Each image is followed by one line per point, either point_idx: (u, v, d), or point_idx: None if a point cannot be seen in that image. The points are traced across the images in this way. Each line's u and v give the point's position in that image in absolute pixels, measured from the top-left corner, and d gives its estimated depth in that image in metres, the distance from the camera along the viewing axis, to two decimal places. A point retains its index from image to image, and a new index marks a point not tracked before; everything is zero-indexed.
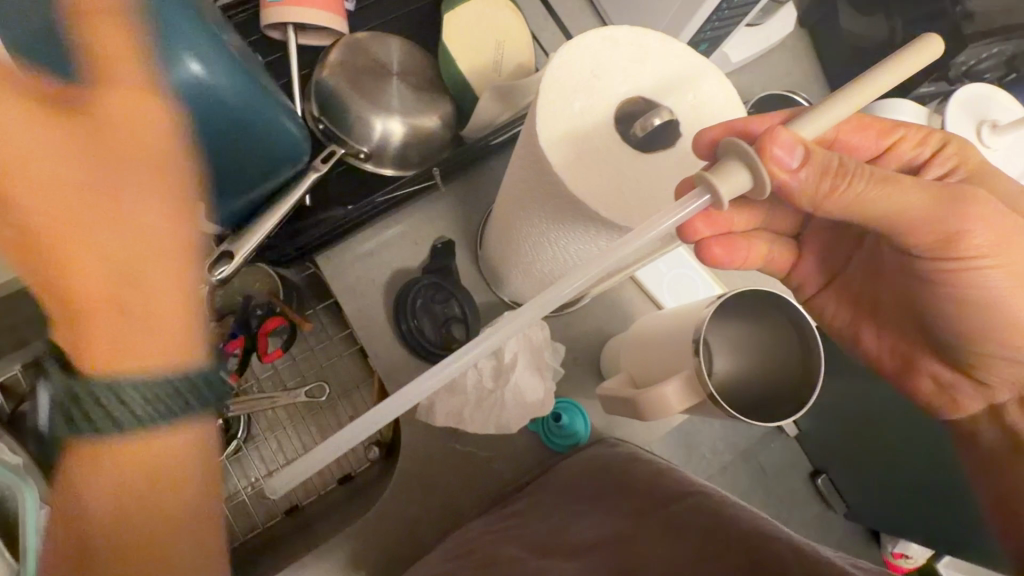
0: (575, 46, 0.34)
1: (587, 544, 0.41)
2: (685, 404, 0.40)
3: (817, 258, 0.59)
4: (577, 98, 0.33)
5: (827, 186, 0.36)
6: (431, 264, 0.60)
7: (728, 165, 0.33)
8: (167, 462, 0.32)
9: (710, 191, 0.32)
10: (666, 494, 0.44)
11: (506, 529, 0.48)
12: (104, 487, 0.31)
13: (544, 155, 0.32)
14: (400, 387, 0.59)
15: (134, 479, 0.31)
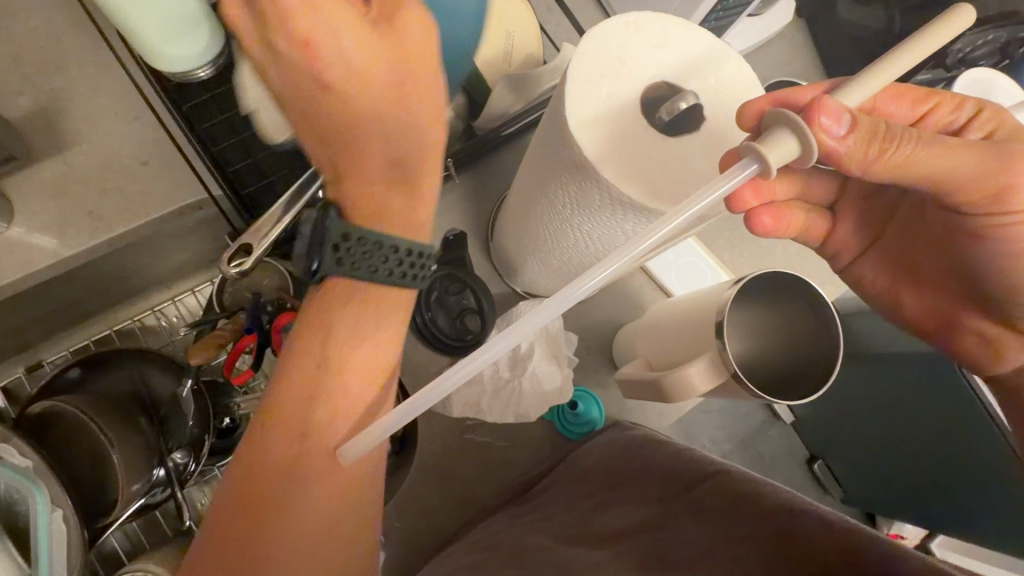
0: (599, 32, 0.34)
1: (616, 532, 0.42)
2: (711, 385, 0.40)
3: (853, 225, 0.59)
4: (604, 84, 0.34)
5: (876, 152, 0.38)
6: (444, 255, 0.59)
7: (778, 133, 0.33)
8: (365, 366, 0.40)
9: (758, 161, 0.32)
10: (688, 472, 0.45)
11: (532, 522, 0.48)
12: (321, 360, 0.39)
13: (573, 141, 0.33)
14: (415, 380, 0.59)
15: (345, 371, 0.39)
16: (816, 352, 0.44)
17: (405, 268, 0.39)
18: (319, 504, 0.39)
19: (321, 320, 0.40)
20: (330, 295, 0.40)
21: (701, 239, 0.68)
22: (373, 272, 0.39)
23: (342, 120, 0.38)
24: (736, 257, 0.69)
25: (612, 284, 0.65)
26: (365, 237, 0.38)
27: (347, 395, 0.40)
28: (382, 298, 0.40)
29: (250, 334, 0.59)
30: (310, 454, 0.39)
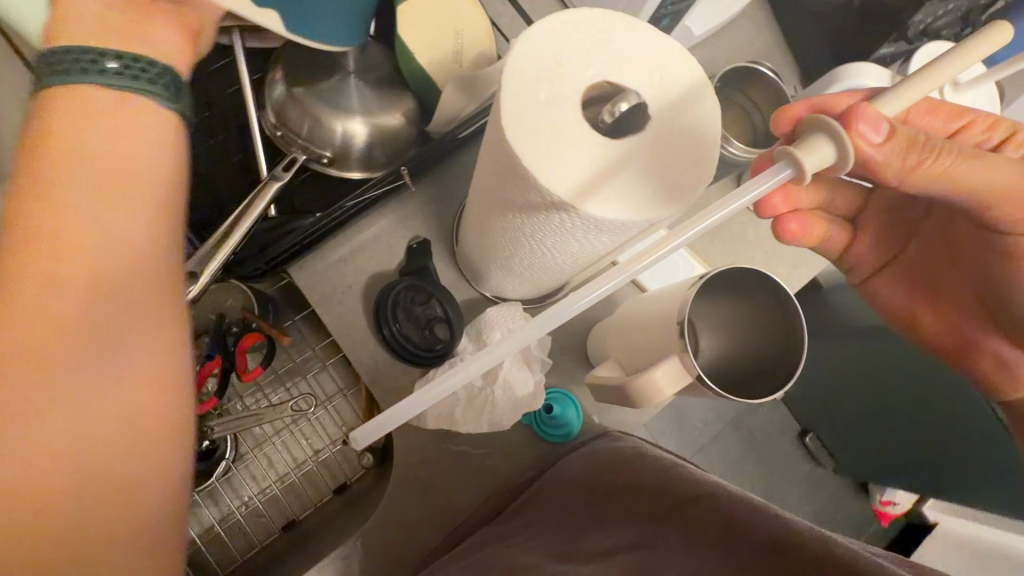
0: (534, 33, 0.33)
1: (609, 549, 0.41)
2: (675, 389, 0.39)
3: (875, 240, 0.59)
4: (543, 88, 0.32)
5: (914, 161, 0.37)
6: (407, 265, 0.59)
7: (814, 138, 0.35)
8: (124, 230, 0.35)
9: (793, 165, 0.35)
10: (678, 490, 0.44)
11: (524, 541, 0.47)
12: (52, 213, 0.33)
13: (512, 150, 0.31)
14: (387, 393, 0.58)
15: (133, 284, 0.35)
16: (791, 344, 0.42)
17: (139, 74, 0.38)
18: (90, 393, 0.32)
19: (43, 164, 0.34)
20: (53, 113, 0.35)
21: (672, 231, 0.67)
22: (100, 82, 0.36)
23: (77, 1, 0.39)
24: (708, 247, 0.69)
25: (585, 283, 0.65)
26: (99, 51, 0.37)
27: (115, 252, 0.34)
28: (127, 116, 0.37)
29: (213, 359, 0.62)
30: (65, 329, 0.31)
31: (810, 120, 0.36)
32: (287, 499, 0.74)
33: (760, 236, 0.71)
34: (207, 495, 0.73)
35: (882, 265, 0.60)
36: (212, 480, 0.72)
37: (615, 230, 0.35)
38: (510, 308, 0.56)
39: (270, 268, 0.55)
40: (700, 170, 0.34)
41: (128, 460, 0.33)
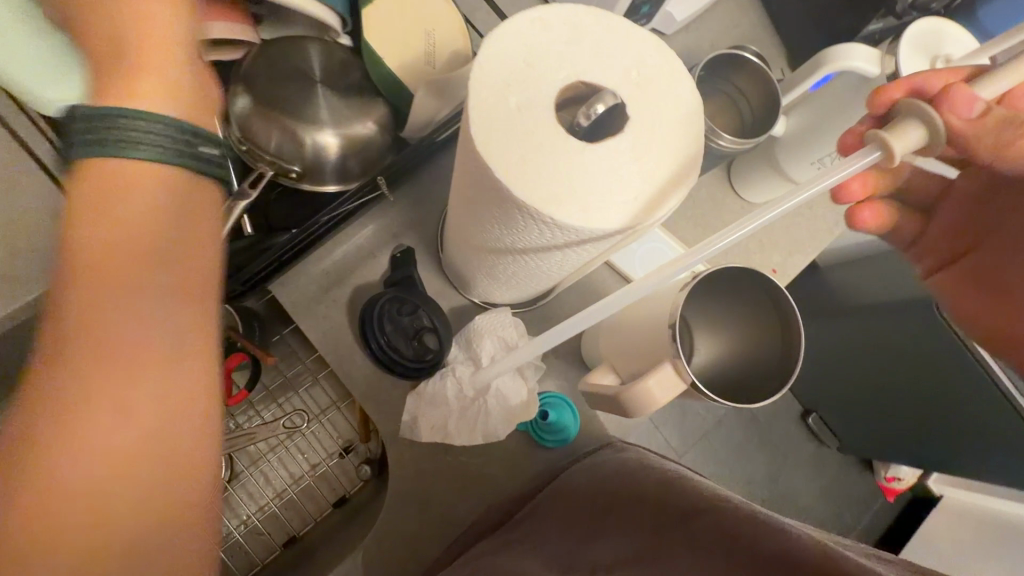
0: (502, 33, 0.31)
1: (608, 562, 0.40)
2: (669, 398, 0.38)
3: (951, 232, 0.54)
4: (512, 92, 0.30)
5: (1009, 137, 0.40)
6: (392, 275, 0.57)
7: (907, 124, 0.38)
8: (194, 225, 0.28)
9: (882, 146, 0.37)
10: (682, 502, 0.42)
11: (525, 552, 0.46)
12: (109, 225, 0.25)
13: (484, 161, 0.29)
14: (380, 407, 0.57)
15: (172, 336, 0.26)
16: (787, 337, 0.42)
17: (199, 148, 0.28)
18: (132, 442, 0.24)
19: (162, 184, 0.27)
20: (95, 177, 0.26)
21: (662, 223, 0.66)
22: (137, 148, 0.26)
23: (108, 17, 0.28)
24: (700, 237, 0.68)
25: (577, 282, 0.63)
26: (156, 117, 0.27)
27: (190, 270, 0.27)
28: (161, 179, 0.27)
29: None
30: (95, 377, 0.24)
31: (911, 104, 0.39)
32: (287, 516, 0.73)
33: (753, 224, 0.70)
34: None
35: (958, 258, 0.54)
36: None
37: (600, 238, 0.33)
38: (499, 316, 0.55)
39: (248, 288, 0.54)
40: (684, 173, 0.32)
41: (189, 503, 0.25)
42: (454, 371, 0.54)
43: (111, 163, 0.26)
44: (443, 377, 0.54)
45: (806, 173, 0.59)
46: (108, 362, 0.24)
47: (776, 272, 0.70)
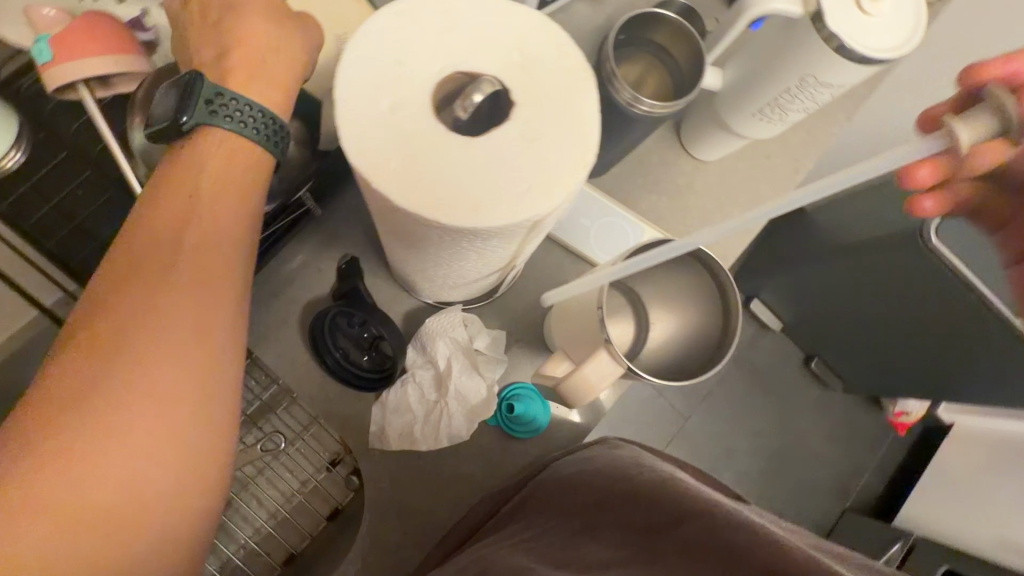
0: (366, 33, 0.29)
1: (602, 562, 0.39)
2: (608, 385, 0.39)
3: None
4: (383, 96, 0.28)
5: None
6: (340, 288, 0.56)
7: (984, 107, 0.30)
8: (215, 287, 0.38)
9: (947, 136, 0.29)
10: (682, 505, 0.41)
11: (517, 541, 0.46)
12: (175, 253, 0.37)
13: (361, 171, 0.28)
14: (345, 422, 0.56)
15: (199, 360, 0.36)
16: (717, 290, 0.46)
17: (277, 134, 0.41)
18: (152, 432, 0.34)
19: (208, 209, 0.39)
20: (209, 145, 0.39)
21: (613, 196, 0.64)
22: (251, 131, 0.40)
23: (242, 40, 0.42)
24: (656, 207, 0.66)
25: (533, 269, 0.62)
26: (265, 113, 0.41)
27: (207, 315, 0.37)
28: (250, 159, 0.40)
29: None
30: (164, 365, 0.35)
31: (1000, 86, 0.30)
32: (283, 533, 0.74)
33: (710, 184, 0.68)
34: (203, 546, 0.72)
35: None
36: None
37: (505, 236, 0.32)
38: (449, 315, 0.53)
39: None
40: (582, 152, 0.30)
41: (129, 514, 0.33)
42: (414, 377, 0.54)
43: (225, 133, 0.39)
44: (403, 385, 0.54)
45: (752, 126, 0.56)
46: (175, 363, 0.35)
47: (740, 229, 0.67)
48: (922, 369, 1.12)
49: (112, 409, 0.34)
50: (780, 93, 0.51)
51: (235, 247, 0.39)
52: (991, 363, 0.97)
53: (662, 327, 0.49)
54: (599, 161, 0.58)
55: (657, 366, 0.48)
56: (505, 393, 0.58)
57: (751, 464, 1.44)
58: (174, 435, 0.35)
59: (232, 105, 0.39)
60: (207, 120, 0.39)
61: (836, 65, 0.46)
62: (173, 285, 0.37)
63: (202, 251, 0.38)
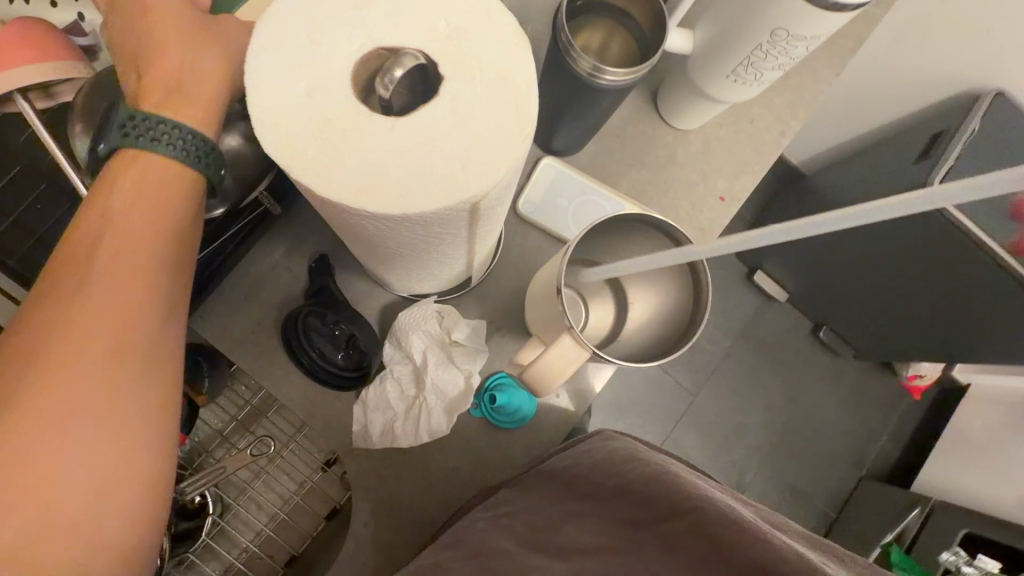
0: (277, 12, 0.27)
1: (582, 548, 0.40)
2: (574, 370, 0.38)
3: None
4: (299, 79, 0.27)
5: None
6: (311, 287, 0.54)
7: None
8: (135, 282, 0.38)
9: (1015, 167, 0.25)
10: (664, 499, 0.40)
11: (501, 521, 0.48)
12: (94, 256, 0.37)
13: (277, 159, 0.26)
14: (327, 421, 0.55)
15: (123, 355, 0.37)
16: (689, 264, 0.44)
17: (202, 152, 0.40)
18: (76, 432, 0.35)
19: (120, 233, 0.38)
20: (125, 161, 0.39)
21: (590, 173, 0.62)
22: (165, 148, 0.39)
23: (168, 47, 0.41)
24: (636, 181, 0.64)
25: (511, 254, 0.60)
26: (180, 127, 0.39)
27: (127, 314, 0.37)
28: (167, 174, 0.39)
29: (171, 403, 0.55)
30: (84, 363, 0.35)
31: None
32: (284, 535, 0.74)
33: (692, 154, 0.65)
34: (205, 552, 0.72)
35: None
36: (204, 537, 0.71)
37: (446, 221, 0.30)
38: (422, 308, 0.52)
39: None
40: (519, 124, 0.28)
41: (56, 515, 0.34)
42: (392, 373, 0.52)
43: (140, 151, 0.39)
44: (382, 382, 0.52)
45: (727, 89, 0.53)
46: (97, 362, 0.36)
47: (726, 199, 0.64)
48: (933, 330, 1.09)
49: (33, 414, 0.34)
50: (752, 51, 0.48)
51: (153, 246, 0.39)
52: (1004, 320, 0.93)
53: (640, 306, 0.47)
54: (571, 136, 0.56)
55: (635, 347, 0.46)
56: (488, 383, 0.56)
57: (763, 438, 1.42)
58: (96, 435, 0.35)
59: (146, 124, 0.39)
60: (120, 143, 0.39)
61: (807, 15, 0.42)
62: (90, 293, 0.37)
63: (120, 249, 0.38)
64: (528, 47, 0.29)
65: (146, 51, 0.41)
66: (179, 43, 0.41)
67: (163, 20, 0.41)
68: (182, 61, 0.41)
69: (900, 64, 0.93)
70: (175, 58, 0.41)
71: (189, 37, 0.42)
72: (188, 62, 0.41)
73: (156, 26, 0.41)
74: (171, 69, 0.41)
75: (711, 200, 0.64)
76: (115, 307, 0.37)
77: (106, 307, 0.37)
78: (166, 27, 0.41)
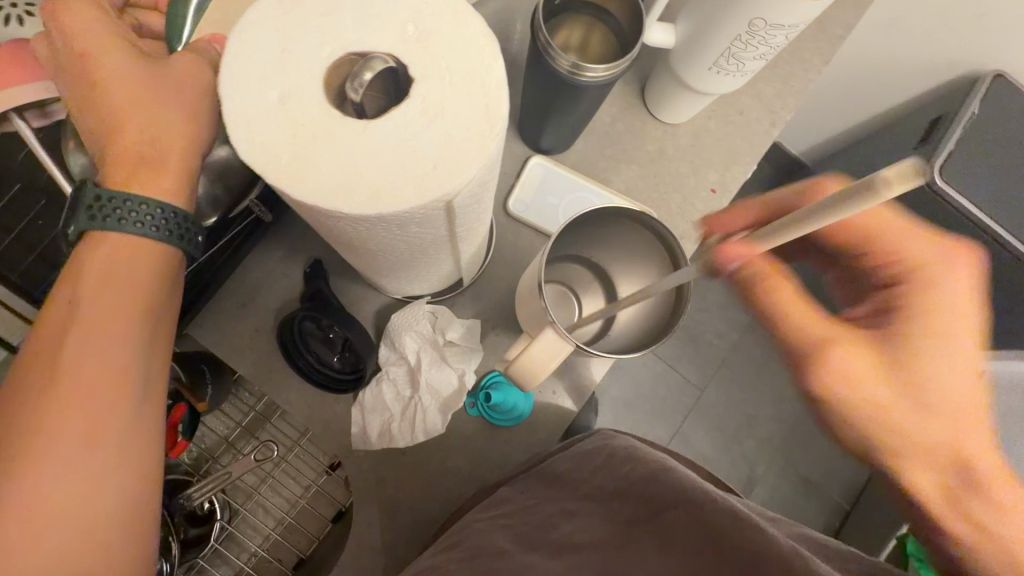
0: (251, 22, 0.28)
1: (580, 543, 0.41)
2: (557, 364, 0.39)
3: (920, 311, 0.47)
4: (271, 87, 0.27)
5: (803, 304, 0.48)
6: (306, 292, 0.55)
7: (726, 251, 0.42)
8: (111, 350, 0.39)
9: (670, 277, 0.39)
10: (661, 495, 0.42)
11: (498, 517, 0.47)
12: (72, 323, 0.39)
13: (251, 166, 0.27)
14: (326, 424, 0.56)
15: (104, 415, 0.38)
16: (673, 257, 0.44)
17: (181, 229, 0.41)
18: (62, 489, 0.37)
19: (87, 325, 0.39)
20: (100, 238, 0.39)
21: (580, 170, 0.63)
22: (137, 230, 0.39)
23: (130, 103, 0.40)
24: (627, 177, 0.64)
25: (504, 254, 0.61)
26: (151, 204, 0.40)
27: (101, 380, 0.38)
28: (138, 252, 0.40)
29: (177, 407, 0.56)
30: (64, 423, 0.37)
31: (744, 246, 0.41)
32: (291, 539, 0.75)
33: (682, 147, 0.65)
34: (214, 557, 0.73)
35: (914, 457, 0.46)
36: (213, 542, 0.72)
37: (422, 222, 0.30)
38: (414, 309, 0.52)
39: None
40: (487, 124, 0.28)
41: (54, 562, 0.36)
42: (388, 375, 0.53)
43: (111, 232, 0.39)
44: (378, 384, 0.53)
45: (711, 81, 0.53)
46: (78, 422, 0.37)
47: (717, 190, 0.64)
48: None
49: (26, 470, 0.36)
50: (732, 42, 0.48)
51: (131, 310, 0.40)
52: None
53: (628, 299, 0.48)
54: (558, 133, 0.56)
55: (623, 343, 0.46)
56: (484, 381, 0.57)
57: (773, 432, 1.41)
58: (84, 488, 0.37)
59: (116, 203, 0.39)
60: (89, 226, 0.39)
61: (783, 3, 0.42)
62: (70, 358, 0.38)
63: (96, 314, 0.39)
64: (497, 48, 0.30)
65: (98, 101, 0.40)
66: (135, 98, 0.40)
67: (116, 76, 0.40)
68: (144, 127, 0.40)
69: (891, 51, 0.93)
70: (135, 122, 0.40)
71: (155, 84, 0.40)
72: (151, 125, 0.40)
73: (109, 84, 0.40)
74: (132, 134, 0.40)
75: (703, 192, 0.64)
76: (91, 371, 0.38)
77: (84, 374, 0.38)
78: (123, 83, 0.40)
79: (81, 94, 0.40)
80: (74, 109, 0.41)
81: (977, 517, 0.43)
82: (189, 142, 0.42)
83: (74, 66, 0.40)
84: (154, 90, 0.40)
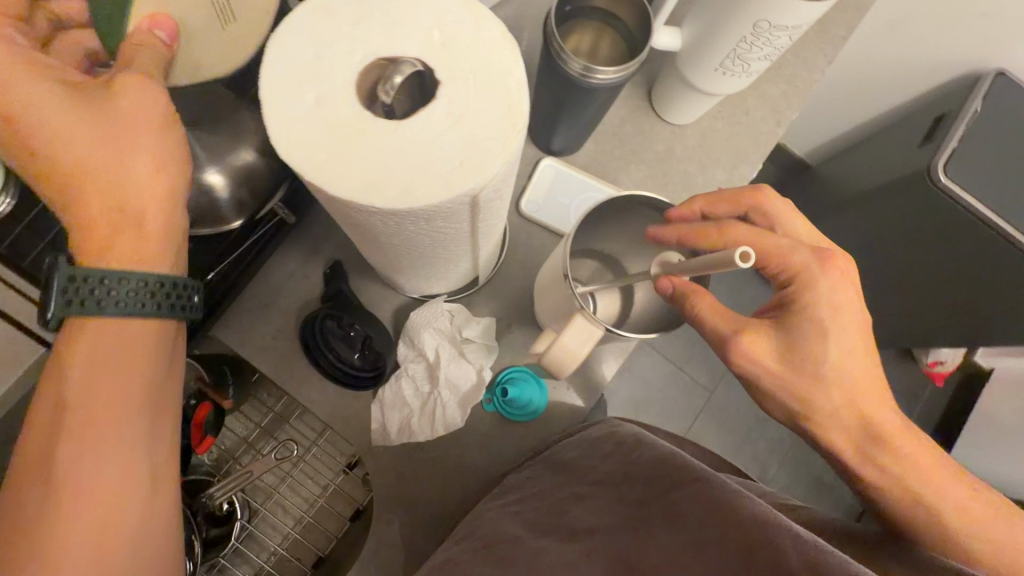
0: (287, 30, 0.30)
1: (591, 528, 0.42)
2: (588, 349, 0.40)
3: (815, 331, 0.42)
4: (308, 90, 0.29)
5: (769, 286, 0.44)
6: (326, 292, 0.57)
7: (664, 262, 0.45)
8: (118, 419, 0.38)
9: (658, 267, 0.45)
10: (667, 478, 0.42)
11: (512, 507, 0.49)
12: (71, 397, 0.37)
13: (290, 165, 0.28)
14: (347, 421, 0.57)
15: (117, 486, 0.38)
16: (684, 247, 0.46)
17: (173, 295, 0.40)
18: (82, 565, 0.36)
19: (84, 408, 0.37)
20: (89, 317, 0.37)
21: (590, 171, 0.64)
22: (119, 309, 0.37)
23: (91, 165, 0.38)
24: (636, 177, 0.66)
25: (517, 254, 0.62)
26: (135, 279, 0.38)
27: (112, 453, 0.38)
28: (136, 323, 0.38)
29: (200, 407, 0.55)
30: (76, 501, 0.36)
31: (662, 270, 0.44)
32: (310, 539, 0.76)
33: (689, 147, 0.67)
34: (235, 558, 0.74)
35: (825, 402, 0.42)
36: (234, 542, 0.73)
37: (448, 215, 0.32)
38: (434, 307, 0.55)
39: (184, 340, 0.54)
40: (510, 121, 0.30)
41: None
42: (407, 371, 0.55)
43: (94, 315, 0.37)
44: (398, 380, 0.55)
45: (717, 82, 0.55)
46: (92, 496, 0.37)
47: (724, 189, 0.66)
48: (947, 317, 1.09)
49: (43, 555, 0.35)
50: (737, 43, 0.49)
51: (137, 379, 0.39)
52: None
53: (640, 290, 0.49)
54: (569, 135, 0.58)
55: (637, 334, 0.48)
56: (500, 377, 0.58)
57: (783, 432, 1.41)
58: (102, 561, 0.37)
59: (96, 284, 0.37)
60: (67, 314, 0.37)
61: (788, 6, 0.44)
62: (74, 433, 0.37)
63: (98, 388, 0.37)
64: (517, 50, 0.31)
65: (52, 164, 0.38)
66: (97, 160, 0.38)
67: (68, 140, 0.37)
68: (111, 191, 0.39)
69: (893, 51, 0.94)
70: (102, 189, 0.39)
71: (112, 140, 0.38)
72: (121, 188, 0.39)
73: (60, 149, 0.37)
74: (102, 200, 0.39)
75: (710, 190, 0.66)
76: (99, 445, 0.37)
77: (93, 449, 0.37)
78: (78, 146, 0.38)
79: (30, 159, 0.38)
80: (25, 172, 0.39)
81: (883, 466, 0.42)
82: (165, 194, 0.40)
83: (17, 129, 0.37)
84: (115, 142, 0.38)
